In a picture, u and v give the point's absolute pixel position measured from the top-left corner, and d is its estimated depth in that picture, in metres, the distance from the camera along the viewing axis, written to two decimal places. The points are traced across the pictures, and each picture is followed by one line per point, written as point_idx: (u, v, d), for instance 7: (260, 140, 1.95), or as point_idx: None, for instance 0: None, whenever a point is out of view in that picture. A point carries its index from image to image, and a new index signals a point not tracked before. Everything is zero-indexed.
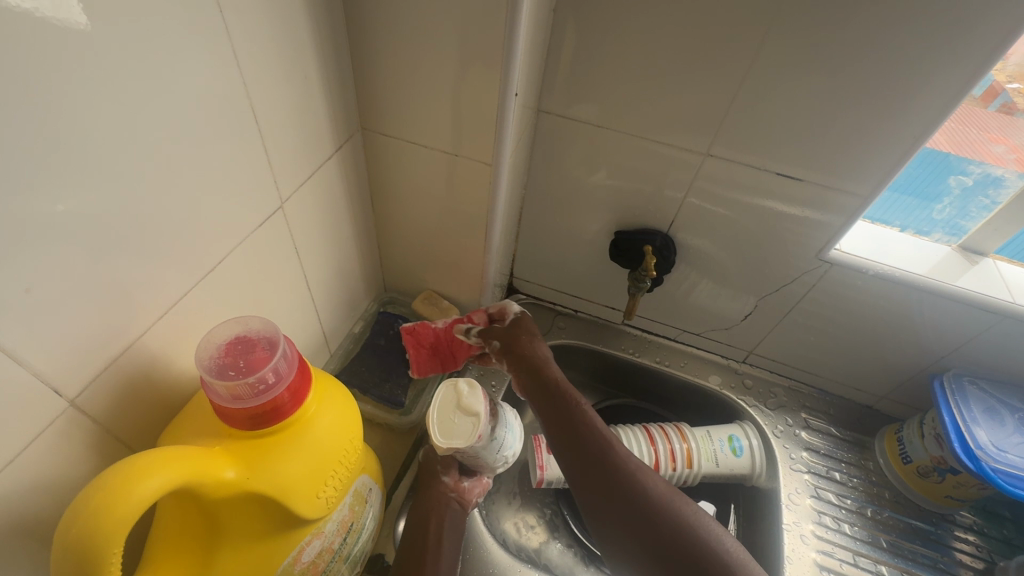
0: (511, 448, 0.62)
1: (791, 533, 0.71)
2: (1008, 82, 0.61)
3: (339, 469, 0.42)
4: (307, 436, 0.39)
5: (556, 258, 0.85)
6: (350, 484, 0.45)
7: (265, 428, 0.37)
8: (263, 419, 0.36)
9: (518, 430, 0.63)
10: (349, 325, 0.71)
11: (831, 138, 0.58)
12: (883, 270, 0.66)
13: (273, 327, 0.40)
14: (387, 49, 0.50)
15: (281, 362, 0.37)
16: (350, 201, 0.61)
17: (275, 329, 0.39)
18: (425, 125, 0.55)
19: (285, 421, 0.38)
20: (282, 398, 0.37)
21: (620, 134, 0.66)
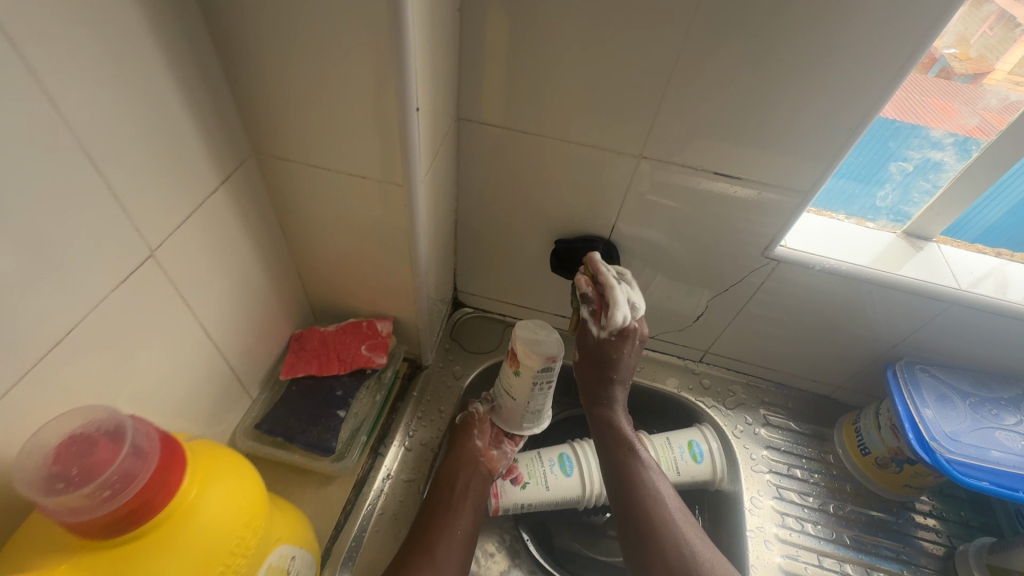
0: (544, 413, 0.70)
1: (755, 539, 0.69)
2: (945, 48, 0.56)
3: (240, 551, 0.39)
4: (183, 529, 0.36)
5: (499, 269, 0.80)
6: (260, 564, 0.41)
7: (127, 532, 0.34)
8: (121, 524, 0.33)
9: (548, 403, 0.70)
10: (273, 365, 0.65)
11: (763, 133, 0.55)
12: (829, 265, 0.65)
13: (118, 416, 0.35)
14: (266, 66, 0.44)
15: (128, 458, 0.34)
16: (254, 234, 0.55)
17: (119, 419, 0.35)
18: (326, 147, 0.49)
19: (153, 518, 0.35)
20: (138, 495, 0.33)
21: (547, 139, 0.62)
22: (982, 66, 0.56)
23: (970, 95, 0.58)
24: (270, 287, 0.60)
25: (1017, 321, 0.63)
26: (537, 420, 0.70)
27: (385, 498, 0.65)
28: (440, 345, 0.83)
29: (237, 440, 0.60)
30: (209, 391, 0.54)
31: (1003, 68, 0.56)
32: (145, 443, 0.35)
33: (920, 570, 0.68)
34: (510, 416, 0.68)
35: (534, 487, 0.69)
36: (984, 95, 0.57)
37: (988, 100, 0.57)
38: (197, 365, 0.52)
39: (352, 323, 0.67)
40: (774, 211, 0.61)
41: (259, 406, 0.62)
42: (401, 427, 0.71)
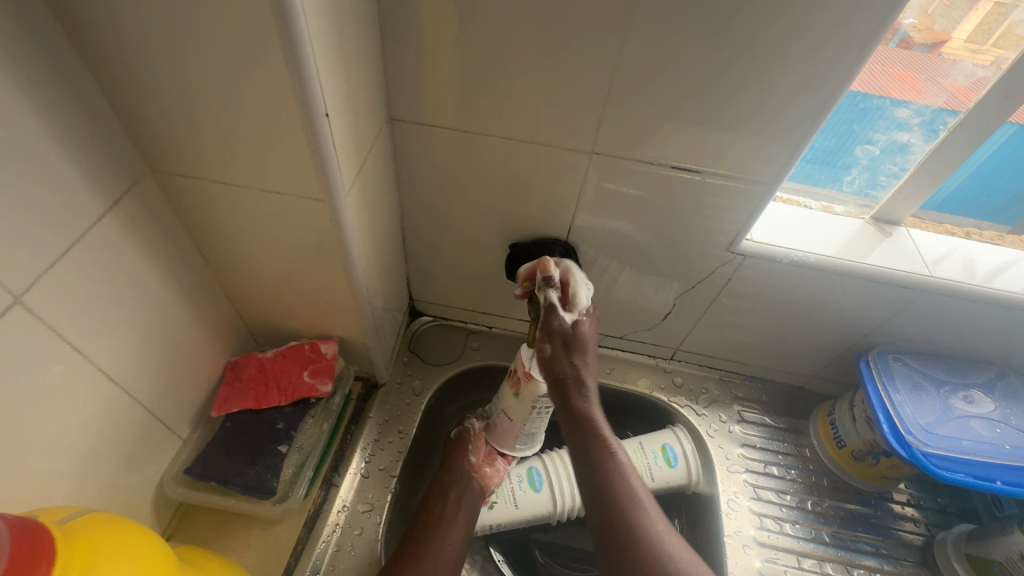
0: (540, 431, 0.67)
1: (733, 543, 0.67)
2: (905, 17, 0.51)
3: None
4: None
5: (454, 276, 0.75)
6: None
7: None
8: None
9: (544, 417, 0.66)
10: (205, 400, 0.59)
11: (719, 123, 0.51)
12: (797, 256, 0.62)
13: None
14: (146, 73, 0.38)
15: None
16: (163, 261, 0.49)
17: None
18: (232, 162, 0.44)
19: None
20: None
21: (490, 138, 0.57)
22: (941, 33, 0.53)
23: (929, 66, 0.55)
24: (192, 316, 0.54)
25: (987, 305, 0.61)
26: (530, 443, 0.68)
27: (340, 533, 0.60)
28: (398, 360, 0.77)
29: (166, 487, 0.54)
30: (123, 439, 0.49)
31: (960, 35, 0.53)
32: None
33: (900, 564, 0.67)
34: (502, 438, 0.66)
35: (502, 506, 0.66)
36: (943, 65, 0.55)
37: (947, 70, 0.55)
38: (103, 414, 0.46)
39: (293, 346, 0.62)
40: (734, 205, 0.58)
41: (191, 447, 0.57)
42: (356, 453, 0.66)
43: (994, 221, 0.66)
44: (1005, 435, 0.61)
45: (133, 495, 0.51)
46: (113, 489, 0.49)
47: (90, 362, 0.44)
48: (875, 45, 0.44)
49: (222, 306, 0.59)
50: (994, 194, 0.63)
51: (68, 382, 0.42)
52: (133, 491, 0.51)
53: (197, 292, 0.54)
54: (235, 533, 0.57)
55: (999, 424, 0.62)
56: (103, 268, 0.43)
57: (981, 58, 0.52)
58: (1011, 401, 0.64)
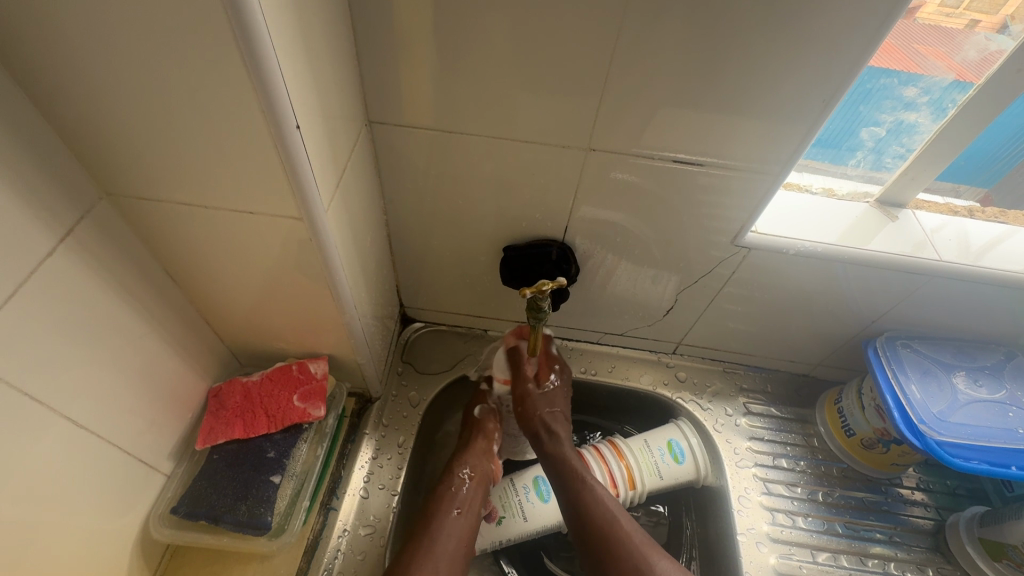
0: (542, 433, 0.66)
1: (747, 541, 0.65)
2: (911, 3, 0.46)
3: None
4: None
5: (446, 281, 0.72)
6: None
7: None
8: None
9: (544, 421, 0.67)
10: (189, 431, 0.56)
11: (721, 111, 0.48)
12: (804, 246, 0.59)
13: None
14: (90, 92, 0.34)
15: None
16: (129, 293, 0.45)
17: None
18: (197, 183, 0.40)
19: None
20: None
21: (478, 138, 0.53)
22: (921, 0, 0.47)
23: (905, 32, 0.50)
24: (168, 347, 0.51)
25: (997, 288, 0.59)
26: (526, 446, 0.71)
27: (342, 560, 0.58)
28: (392, 371, 0.74)
29: (154, 528, 0.51)
30: (102, 485, 0.45)
31: (935, 0, 0.48)
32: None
33: (913, 550, 0.66)
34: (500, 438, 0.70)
35: (511, 520, 0.64)
36: (918, 32, 0.50)
37: (918, 34, 0.50)
38: (78, 462, 0.43)
39: (279, 368, 0.58)
40: (735, 198, 0.56)
41: (178, 483, 0.54)
42: (354, 473, 0.63)
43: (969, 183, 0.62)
44: (1017, 419, 0.60)
45: (117, 542, 0.48)
46: (96, 539, 0.46)
47: (56, 410, 0.40)
48: (887, 25, 0.41)
49: (200, 332, 0.55)
50: (971, 158, 0.59)
51: (33, 435, 0.38)
52: (118, 538, 0.48)
53: (172, 321, 0.50)
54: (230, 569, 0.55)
55: (1010, 407, 0.61)
56: (62, 308, 0.39)
57: (954, 23, 0.50)
58: (1021, 382, 0.63)
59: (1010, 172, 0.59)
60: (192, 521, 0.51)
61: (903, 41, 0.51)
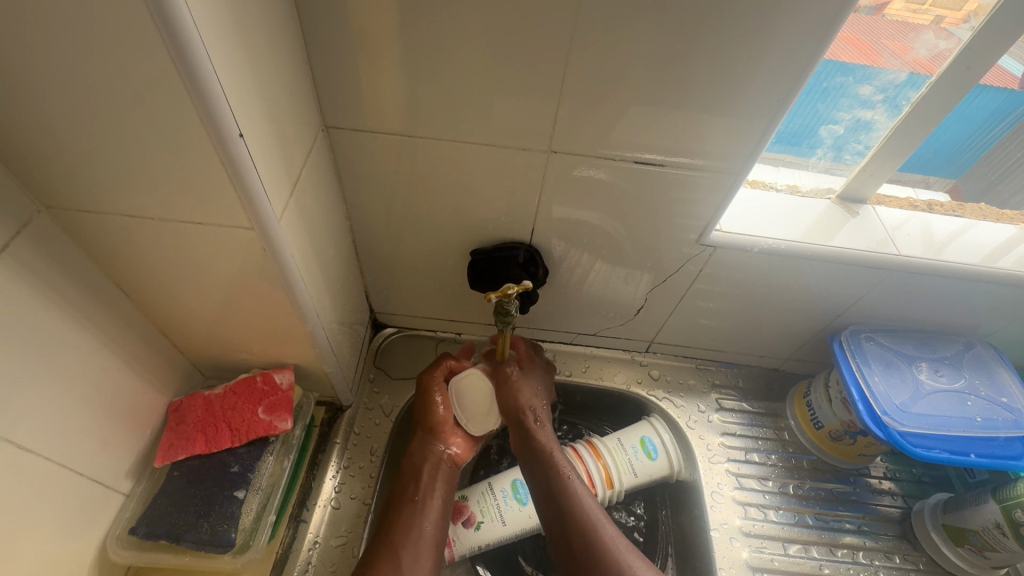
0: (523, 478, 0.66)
1: (720, 536, 0.66)
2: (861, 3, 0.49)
3: None
4: None
5: (415, 286, 0.71)
6: None
7: None
8: None
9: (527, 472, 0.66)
10: (149, 448, 0.54)
11: (681, 110, 0.49)
12: (768, 244, 0.60)
13: None
14: (18, 105, 0.32)
15: None
16: (77, 308, 0.43)
17: None
18: (142, 195, 0.38)
19: None
20: None
21: (440, 142, 0.53)
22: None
23: (873, 28, 0.51)
24: (123, 363, 0.49)
25: (955, 279, 0.60)
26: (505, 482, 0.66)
27: (313, 572, 0.57)
28: (363, 378, 0.73)
29: (112, 551, 0.49)
30: (56, 509, 0.44)
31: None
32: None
33: (881, 539, 0.67)
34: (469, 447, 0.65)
35: (490, 525, 0.63)
36: (886, 27, 0.52)
37: (888, 31, 0.52)
38: (29, 487, 0.41)
39: (243, 380, 0.56)
40: (699, 197, 0.56)
41: (137, 502, 0.52)
42: (324, 484, 0.62)
43: (938, 175, 0.64)
44: (975, 408, 0.62)
45: (73, 567, 0.47)
46: (51, 565, 0.44)
47: (4, 435, 0.38)
48: (835, 26, 0.42)
49: (158, 346, 0.53)
50: (940, 151, 0.61)
51: None
52: (73, 562, 0.47)
53: (127, 336, 0.49)
54: None
55: (969, 396, 0.63)
56: (3, 328, 0.37)
57: (920, 19, 0.51)
58: (979, 372, 0.65)
59: (977, 161, 0.62)
60: (153, 541, 0.50)
61: (872, 36, 0.52)
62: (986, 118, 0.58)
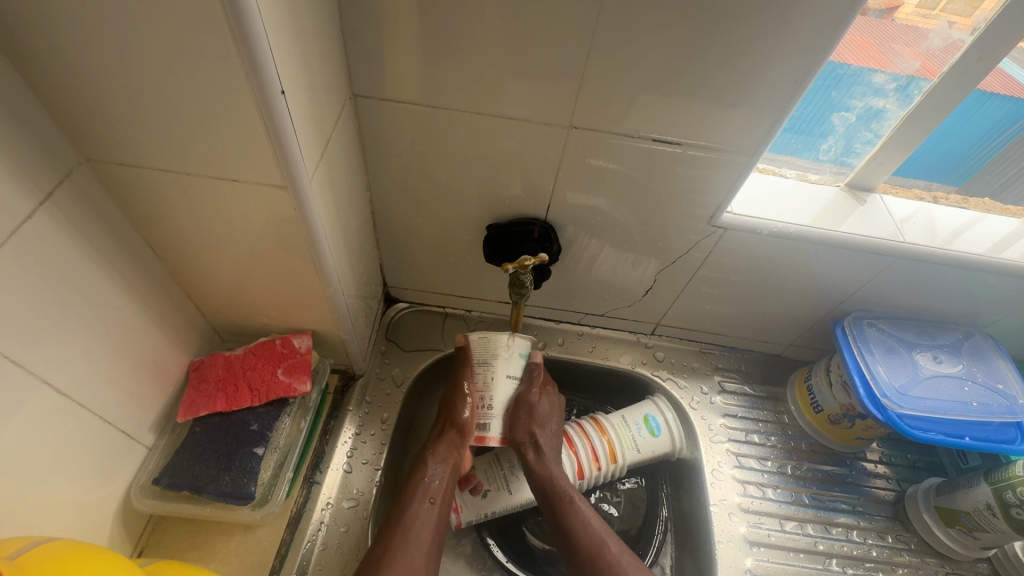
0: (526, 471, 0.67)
1: (719, 512, 0.68)
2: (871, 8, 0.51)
3: None
4: None
5: (429, 261, 0.73)
6: None
7: None
8: None
9: None
10: (171, 405, 0.56)
11: (699, 91, 0.50)
12: (777, 227, 0.61)
13: None
14: (67, 51, 0.33)
15: None
16: (109, 262, 0.45)
17: None
18: (180, 150, 0.40)
19: None
20: None
21: (464, 115, 0.54)
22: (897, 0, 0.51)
23: (883, 31, 0.54)
24: (149, 319, 0.50)
25: (956, 268, 0.62)
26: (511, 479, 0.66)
27: (326, 531, 0.59)
28: (375, 349, 0.75)
29: (136, 500, 0.51)
30: (84, 455, 0.45)
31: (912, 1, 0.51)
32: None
33: (875, 519, 0.69)
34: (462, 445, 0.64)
35: (496, 493, 0.66)
36: (895, 31, 0.54)
37: (895, 33, 0.54)
38: (59, 430, 0.42)
39: (263, 343, 0.58)
40: (713, 179, 0.57)
41: (159, 455, 0.54)
42: (337, 449, 0.64)
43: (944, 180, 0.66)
44: (972, 393, 0.64)
45: (99, 511, 0.48)
46: (79, 507, 0.46)
47: (40, 378, 0.40)
48: (852, 15, 0.43)
49: (181, 305, 0.55)
50: (945, 157, 0.63)
51: (12, 402, 0.38)
52: (99, 509, 0.48)
53: (153, 294, 0.50)
54: (214, 541, 0.54)
55: (966, 382, 0.65)
56: (43, 273, 0.39)
57: (929, 24, 0.53)
58: (977, 359, 0.66)
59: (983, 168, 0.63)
60: (175, 492, 0.51)
61: (878, 38, 0.54)
62: (988, 131, 0.59)
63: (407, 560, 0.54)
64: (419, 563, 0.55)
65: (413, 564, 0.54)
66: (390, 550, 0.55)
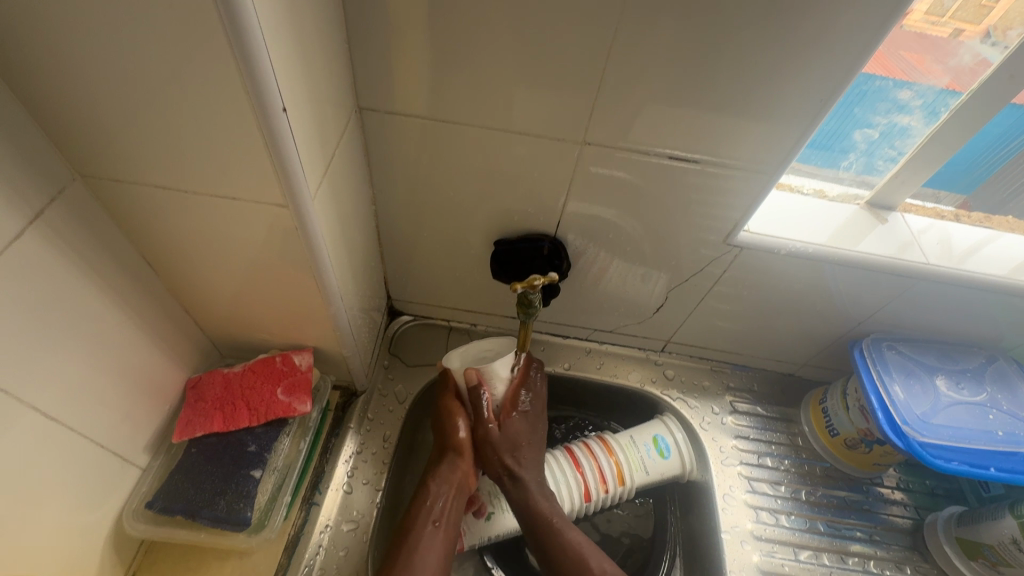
0: None
1: (731, 539, 0.65)
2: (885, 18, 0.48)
3: None
4: None
5: (434, 274, 0.71)
6: None
7: None
8: None
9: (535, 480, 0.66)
10: (167, 424, 0.54)
11: (717, 107, 0.48)
12: (795, 246, 0.59)
13: None
14: (60, 64, 0.32)
15: None
16: (103, 279, 0.43)
17: None
18: (178, 166, 0.38)
19: None
20: None
21: (473, 129, 0.52)
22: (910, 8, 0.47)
23: (893, 40, 0.50)
24: (145, 336, 0.49)
25: (981, 291, 0.60)
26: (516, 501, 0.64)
27: (324, 556, 0.57)
28: (378, 364, 0.73)
29: (128, 524, 0.49)
30: (74, 479, 0.43)
31: (923, 8, 0.48)
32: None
33: (892, 549, 0.67)
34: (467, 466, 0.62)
35: (500, 516, 0.63)
36: (904, 39, 0.51)
37: (906, 41, 0.51)
38: (48, 454, 0.41)
39: (263, 360, 0.56)
40: (729, 197, 0.55)
41: (154, 477, 0.52)
42: (337, 469, 0.62)
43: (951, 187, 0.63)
44: (997, 421, 0.61)
45: (90, 537, 0.46)
46: (68, 534, 0.44)
47: (28, 402, 0.38)
48: (887, 29, 0.41)
49: (178, 321, 0.53)
50: (951, 165, 0.61)
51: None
52: (90, 534, 0.46)
53: (149, 310, 0.49)
54: (209, 566, 0.53)
55: (990, 410, 0.62)
56: (33, 293, 0.37)
57: (939, 32, 0.50)
58: (1001, 385, 0.64)
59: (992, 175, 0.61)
60: (169, 516, 0.49)
61: (891, 49, 0.51)
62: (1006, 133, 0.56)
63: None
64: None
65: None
66: (396, 574, 0.52)
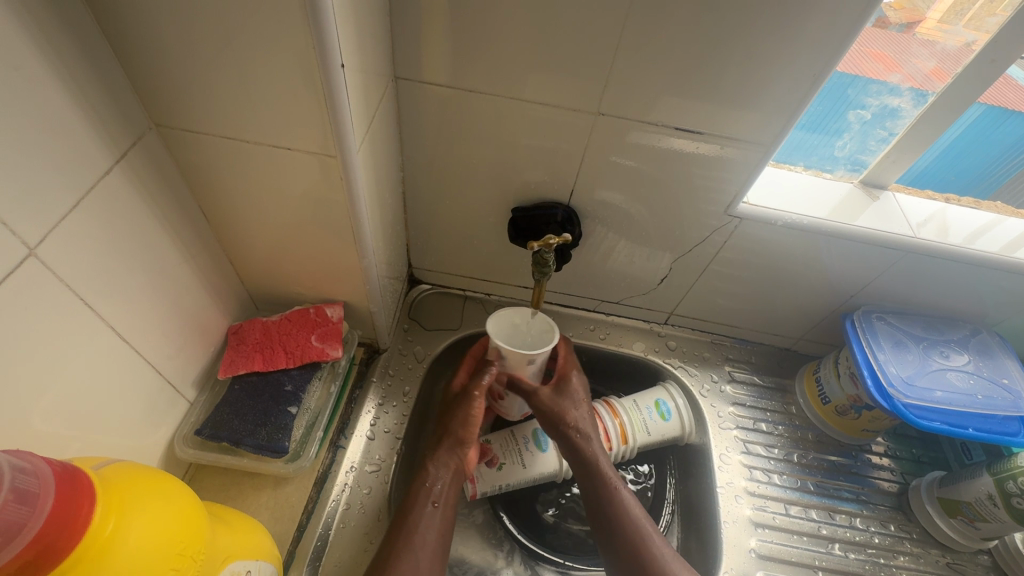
0: (541, 450, 0.69)
1: (726, 494, 0.70)
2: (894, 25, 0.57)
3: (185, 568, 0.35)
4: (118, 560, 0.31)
5: (454, 243, 0.76)
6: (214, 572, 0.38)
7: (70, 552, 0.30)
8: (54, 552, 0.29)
9: (546, 436, 0.70)
10: (211, 363, 0.59)
11: (722, 83, 0.52)
12: (791, 219, 0.63)
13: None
14: (152, 21, 0.37)
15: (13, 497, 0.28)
16: (167, 222, 0.48)
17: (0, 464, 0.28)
18: (241, 118, 0.43)
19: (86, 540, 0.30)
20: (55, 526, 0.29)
21: (497, 100, 0.56)
22: (914, 17, 0.57)
23: (904, 45, 0.58)
24: (197, 279, 0.54)
25: (965, 265, 0.64)
26: (527, 456, 0.69)
27: (349, 493, 0.61)
28: (398, 326, 0.78)
29: (178, 448, 0.55)
30: (136, 400, 0.49)
31: (933, 17, 0.56)
32: (33, 486, 0.29)
33: (878, 509, 0.71)
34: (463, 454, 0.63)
35: (510, 467, 0.68)
36: (917, 44, 0.58)
37: (917, 47, 0.58)
38: (118, 374, 0.46)
39: (299, 311, 0.62)
40: (731, 169, 0.59)
41: (199, 410, 0.57)
42: (361, 417, 0.67)
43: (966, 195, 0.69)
44: (977, 386, 0.66)
45: (146, 455, 0.52)
46: (130, 448, 0.49)
47: (105, 324, 0.43)
48: (859, 26, 0.46)
49: (224, 269, 0.58)
50: (960, 174, 0.67)
51: (81, 341, 0.41)
52: (146, 453, 0.51)
53: (202, 256, 0.54)
54: (246, 494, 0.58)
55: (972, 376, 0.66)
56: (114, 226, 0.42)
57: (953, 41, 0.56)
58: (983, 356, 0.68)
59: (1004, 183, 0.67)
60: (214, 443, 0.55)
61: (900, 53, 0.59)
62: (1011, 145, 0.63)
63: (413, 561, 0.54)
64: (424, 564, 0.55)
65: (419, 565, 0.54)
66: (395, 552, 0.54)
